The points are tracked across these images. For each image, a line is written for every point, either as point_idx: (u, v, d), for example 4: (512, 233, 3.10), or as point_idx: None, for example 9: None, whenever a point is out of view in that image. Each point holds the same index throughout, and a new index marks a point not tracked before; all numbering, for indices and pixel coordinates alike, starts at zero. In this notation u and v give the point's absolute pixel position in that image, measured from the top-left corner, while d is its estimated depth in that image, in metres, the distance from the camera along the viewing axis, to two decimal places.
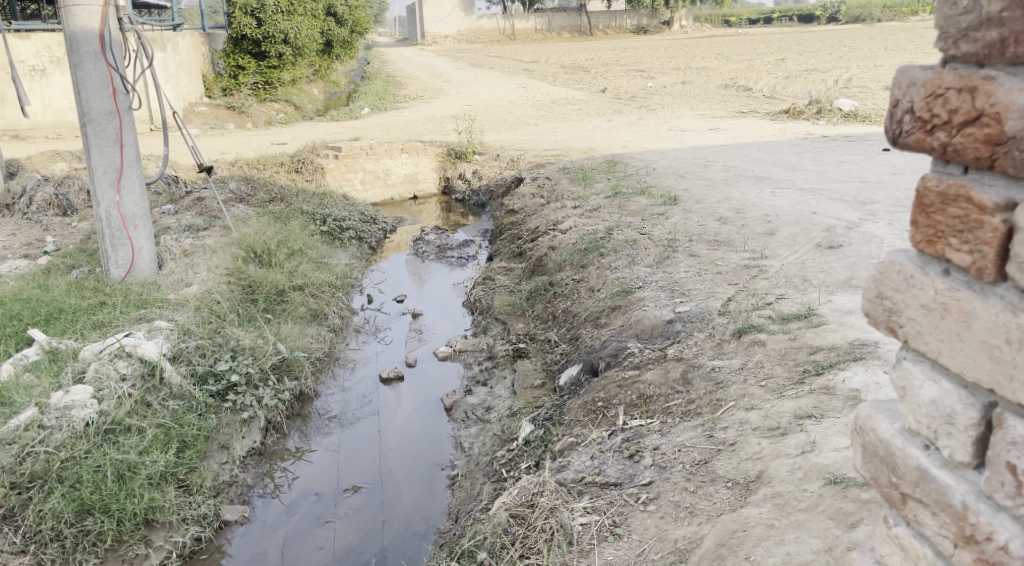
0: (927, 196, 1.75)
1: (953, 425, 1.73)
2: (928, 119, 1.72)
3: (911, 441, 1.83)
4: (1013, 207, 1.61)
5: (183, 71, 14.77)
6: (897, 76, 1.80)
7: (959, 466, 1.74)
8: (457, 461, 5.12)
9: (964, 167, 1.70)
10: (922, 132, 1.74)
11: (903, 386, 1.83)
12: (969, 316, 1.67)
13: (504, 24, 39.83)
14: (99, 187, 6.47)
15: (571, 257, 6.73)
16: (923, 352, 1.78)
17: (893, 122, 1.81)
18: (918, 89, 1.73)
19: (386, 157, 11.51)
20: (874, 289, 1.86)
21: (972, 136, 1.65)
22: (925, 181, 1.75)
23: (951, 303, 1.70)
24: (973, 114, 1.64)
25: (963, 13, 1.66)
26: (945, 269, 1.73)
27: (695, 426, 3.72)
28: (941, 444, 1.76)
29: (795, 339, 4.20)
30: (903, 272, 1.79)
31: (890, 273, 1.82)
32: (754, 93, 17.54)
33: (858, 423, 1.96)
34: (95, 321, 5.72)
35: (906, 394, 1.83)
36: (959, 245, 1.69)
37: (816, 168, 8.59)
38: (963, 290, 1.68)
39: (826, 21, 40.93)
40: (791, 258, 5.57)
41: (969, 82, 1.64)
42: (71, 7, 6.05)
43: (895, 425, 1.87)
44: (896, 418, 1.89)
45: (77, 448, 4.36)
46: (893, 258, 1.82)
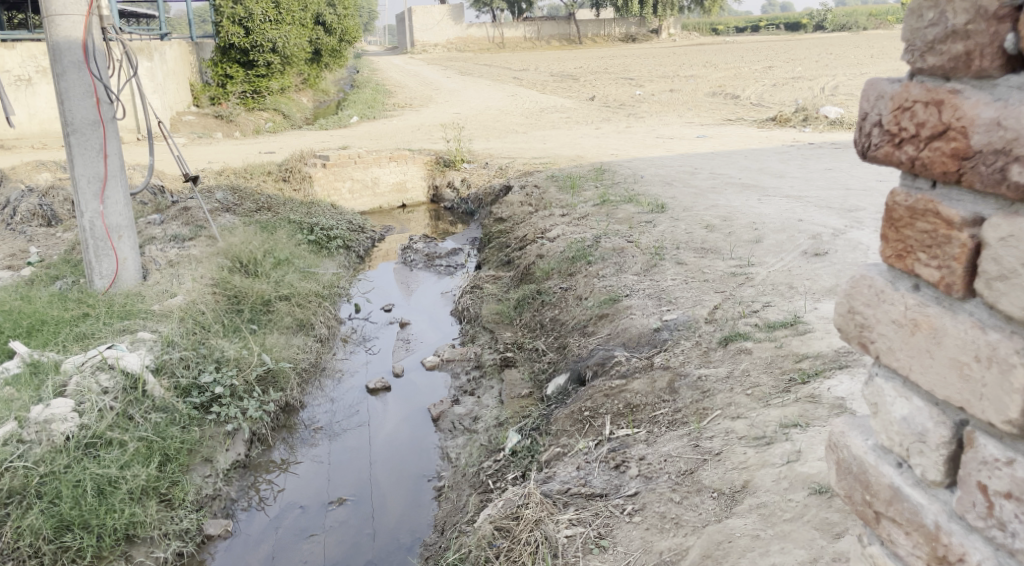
0: (896, 210, 1.74)
1: (925, 443, 1.72)
2: (896, 133, 1.72)
3: (884, 458, 1.83)
4: (981, 222, 1.59)
5: (170, 81, 14.74)
6: (866, 89, 1.81)
7: (932, 485, 1.73)
8: (443, 472, 5.09)
9: (932, 182, 1.70)
10: (891, 146, 1.74)
11: (874, 403, 1.83)
12: (938, 332, 1.66)
13: (493, 33, 39.98)
14: (82, 197, 6.43)
15: (558, 265, 6.72)
16: (894, 368, 1.77)
17: (863, 136, 1.82)
18: (886, 102, 1.74)
19: (375, 165, 11.45)
20: (846, 304, 1.87)
21: (939, 150, 1.64)
22: (895, 195, 1.75)
23: (921, 319, 1.69)
24: (940, 127, 1.63)
25: (929, 26, 1.67)
26: (918, 284, 1.73)
27: (681, 436, 3.71)
28: (913, 462, 1.75)
29: (781, 346, 4.20)
30: (874, 287, 1.79)
31: (861, 288, 1.82)
32: (742, 101, 17.62)
33: (831, 439, 1.96)
34: (78, 333, 5.69)
35: (878, 411, 1.83)
36: (928, 260, 1.68)
37: (803, 176, 8.61)
38: (933, 306, 1.67)
39: (812, 29, 41.20)
40: (778, 266, 5.57)
41: (935, 95, 1.64)
42: (54, 16, 6.03)
43: (868, 441, 1.87)
44: (869, 435, 1.89)
45: (57, 463, 4.34)
46: (865, 273, 1.82)
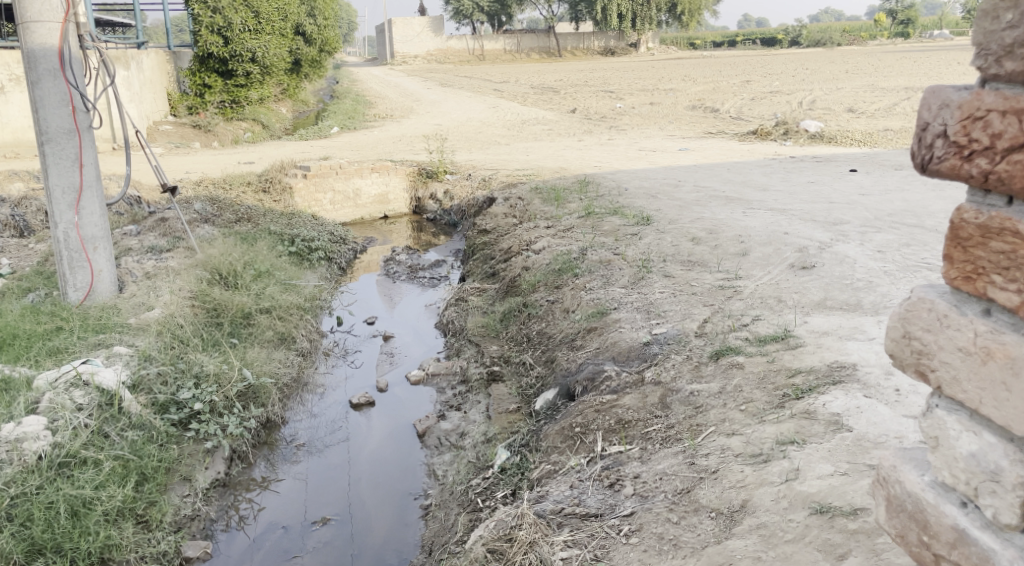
0: (964, 228, 1.78)
1: (998, 483, 1.75)
2: (965, 144, 1.74)
3: (945, 496, 1.85)
4: None
5: (146, 90, 14.58)
6: (926, 99, 1.83)
7: (1002, 528, 1.75)
8: (430, 490, 5.00)
9: (1004, 197, 1.73)
10: (958, 158, 1.76)
11: (936, 436, 1.86)
12: (1017, 361, 1.69)
13: (473, 45, 40.02)
14: (57, 208, 6.29)
15: (544, 277, 6.65)
16: (959, 400, 1.81)
17: (921, 148, 1.85)
18: (953, 111, 1.76)
19: (356, 176, 11.33)
20: (901, 329, 1.90)
21: (1018, 162, 1.66)
22: (962, 213, 1.78)
23: (994, 347, 1.73)
24: (1020, 138, 1.65)
25: (1007, 30, 1.69)
26: (986, 309, 1.77)
27: (676, 453, 3.65)
28: (982, 502, 1.78)
29: (773, 360, 4.18)
30: (936, 311, 1.83)
31: (919, 311, 1.86)
32: (721, 114, 17.69)
33: (882, 476, 1.99)
34: (50, 348, 5.55)
35: (939, 444, 1.86)
36: (1004, 281, 1.71)
37: (786, 189, 8.62)
38: (1009, 334, 1.71)
39: (788, 44, 41.58)
40: (766, 279, 5.54)
41: (1014, 105, 1.66)
42: (29, 23, 5.93)
43: (925, 478, 1.90)
44: (924, 471, 1.92)
45: (29, 484, 4.22)
46: (923, 295, 1.87)
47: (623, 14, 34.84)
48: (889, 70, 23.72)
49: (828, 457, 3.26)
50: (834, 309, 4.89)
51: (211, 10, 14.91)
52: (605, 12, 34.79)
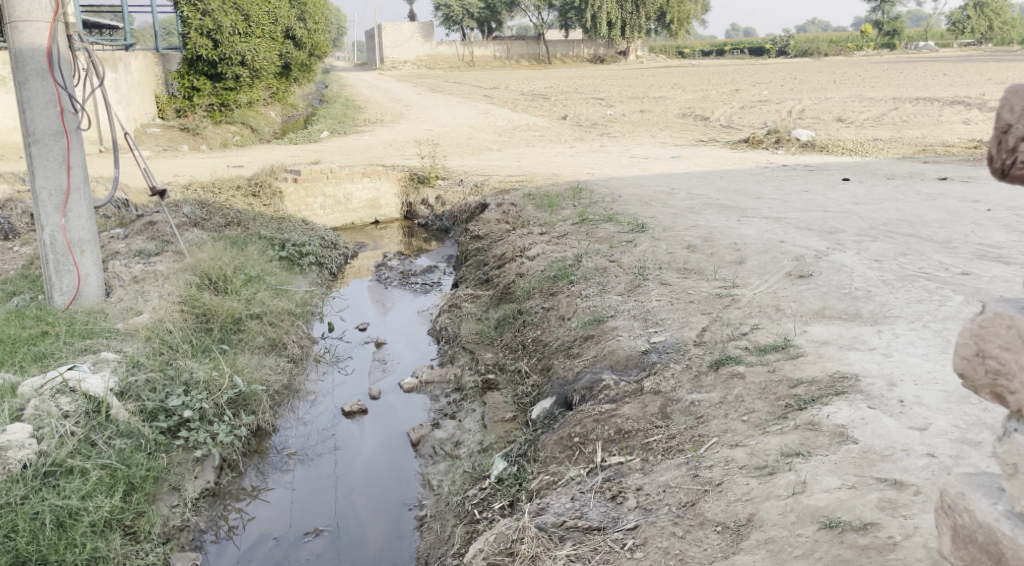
0: None
1: None
2: None
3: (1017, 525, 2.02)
4: None
5: (134, 92, 14.47)
6: (1007, 102, 2.02)
7: None
8: (425, 500, 4.93)
9: None
10: None
11: (1013, 464, 2.01)
12: None
13: (462, 50, 39.92)
14: (43, 210, 6.19)
15: (539, 284, 6.60)
16: None
17: (1002, 151, 2.02)
18: None
19: (347, 181, 11.24)
20: (975, 348, 2.09)
21: None
22: None
23: None
24: None
25: None
26: None
27: (679, 464, 3.78)
28: None
29: (774, 371, 4.28)
30: (1016, 328, 2.01)
31: (998, 327, 2.04)
32: (712, 122, 17.69)
33: (951, 505, 2.18)
34: (35, 353, 5.46)
35: (1015, 472, 2.01)
36: None
37: (780, 197, 8.62)
38: None
39: (775, 54, 41.70)
40: (763, 288, 5.50)
41: None
42: (17, 23, 5.86)
43: (997, 507, 2.07)
44: (995, 500, 2.10)
45: (13, 494, 4.17)
46: (1002, 312, 2.05)
47: (612, 21, 34.81)
48: (877, 81, 23.81)
49: (834, 470, 3.45)
50: (832, 318, 4.88)
51: (200, 13, 14.82)
52: (594, 19, 34.77)
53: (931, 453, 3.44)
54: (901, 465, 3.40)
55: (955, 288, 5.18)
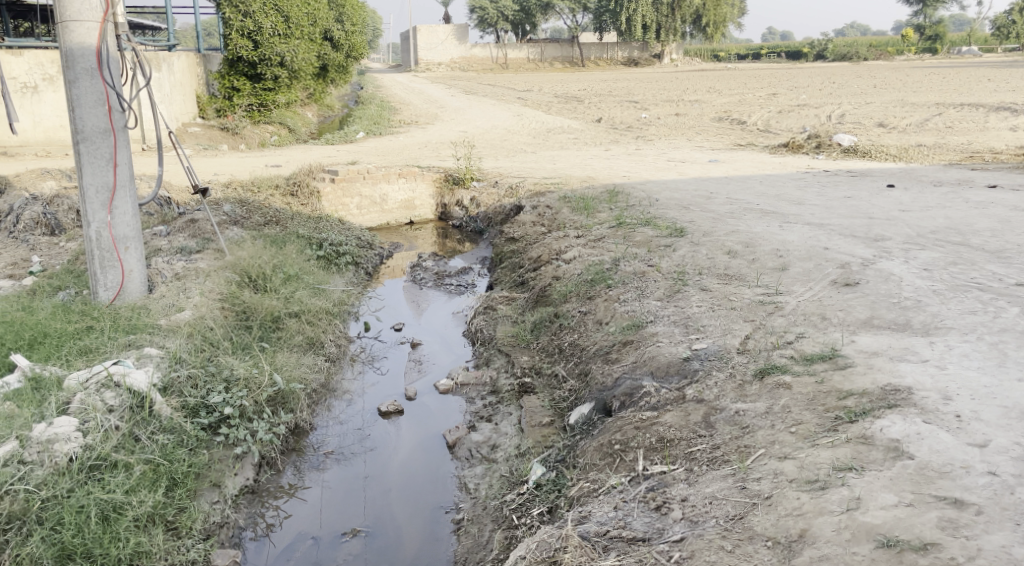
0: None
1: None
2: None
3: None
4: None
5: (177, 92, 14.69)
6: None
7: None
8: (462, 503, 4.90)
9: None
10: None
11: None
12: None
13: (497, 53, 40.01)
14: (90, 207, 6.26)
15: (576, 287, 6.53)
16: None
17: None
18: None
19: (383, 182, 11.30)
20: None
21: None
22: None
23: None
24: None
25: None
26: None
27: (725, 476, 3.71)
28: None
29: (822, 382, 4.20)
30: None
31: None
32: (748, 126, 17.51)
33: None
34: (81, 347, 5.56)
35: None
36: None
37: (823, 203, 8.46)
38: None
39: (814, 57, 41.11)
40: (808, 295, 5.40)
41: None
42: (68, 22, 5.93)
43: None
44: None
45: (60, 487, 4.32)
46: None
47: (648, 25, 34.67)
48: (920, 86, 23.30)
49: (890, 486, 3.40)
50: (881, 327, 4.77)
51: (242, 14, 15.02)
52: (629, 22, 34.64)
53: (993, 472, 3.41)
54: (961, 484, 3.37)
55: (1011, 299, 5.03)
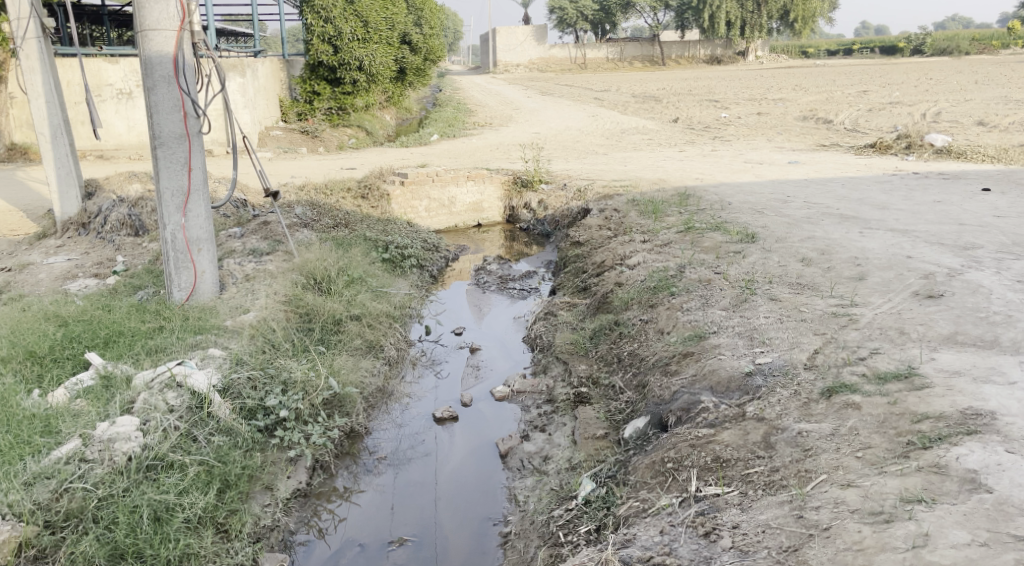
0: None
1: None
2: None
3: None
4: None
5: (260, 96, 15.00)
6: None
7: None
8: (511, 516, 4.80)
9: None
10: None
11: None
12: None
13: (576, 53, 39.75)
14: (165, 210, 6.37)
15: (638, 295, 6.33)
16: None
17: None
18: None
19: (452, 184, 11.25)
20: None
21: None
22: None
23: None
24: None
25: None
26: None
27: (781, 503, 3.54)
28: None
29: (895, 403, 3.93)
30: None
31: None
32: (834, 126, 16.87)
33: None
34: (150, 347, 5.65)
35: None
36: None
37: (909, 208, 8.02)
38: None
39: (909, 53, 39.47)
40: (885, 307, 5.09)
41: None
42: (147, 31, 6.03)
43: None
44: None
45: (116, 486, 4.37)
46: None
47: (732, 21, 33.88)
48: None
49: (963, 522, 3.22)
50: (965, 344, 4.44)
51: (323, 20, 15.23)
52: (713, 19, 33.91)
53: None
54: None
55: None
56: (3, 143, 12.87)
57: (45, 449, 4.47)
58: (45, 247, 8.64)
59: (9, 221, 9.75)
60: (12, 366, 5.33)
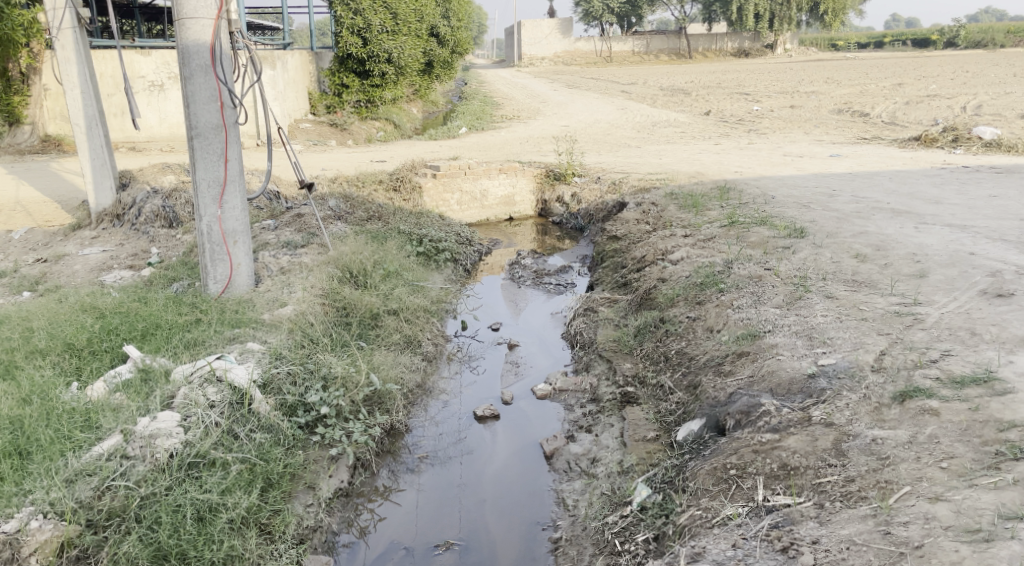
0: None
1: None
2: None
3: None
4: None
5: (290, 89, 14.97)
6: None
7: None
8: (560, 521, 4.66)
9: None
10: None
11: None
12: None
13: (602, 46, 39.36)
14: (202, 201, 6.29)
15: (684, 291, 6.14)
16: None
17: None
18: None
19: (484, 177, 11.09)
20: None
21: None
22: None
23: None
24: None
25: None
26: None
27: (864, 517, 3.53)
28: None
29: (977, 410, 3.89)
30: None
31: None
32: (873, 119, 16.50)
33: None
34: (188, 340, 5.57)
35: None
36: None
37: (964, 202, 7.77)
38: None
39: (944, 45, 38.77)
40: (952, 306, 4.93)
41: None
42: (185, 20, 5.93)
43: None
44: None
45: (158, 484, 4.29)
46: None
47: (761, 14, 33.36)
48: None
49: None
50: None
51: (352, 11, 15.11)
52: (741, 12, 33.43)
53: None
54: None
55: None
56: (37, 134, 12.92)
57: (85, 445, 4.40)
58: (80, 239, 8.63)
59: (44, 212, 9.75)
60: (51, 358, 5.27)
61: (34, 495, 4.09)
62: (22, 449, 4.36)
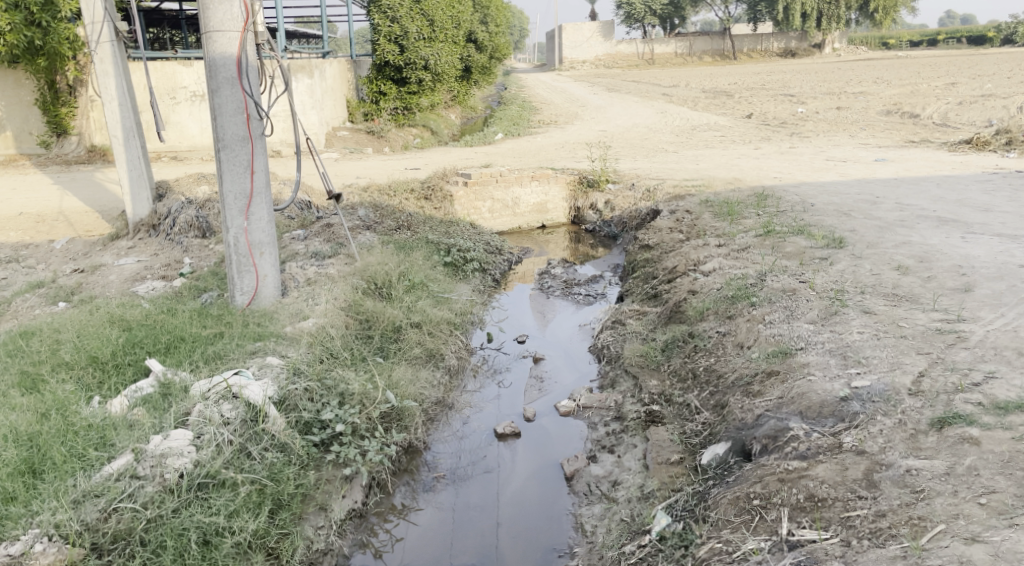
0: None
1: None
2: None
3: None
4: None
5: (328, 97, 14.97)
6: None
7: None
8: (578, 548, 4.48)
9: None
10: None
11: None
12: None
13: (644, 49, 39.05)
14: (228, 213, 6.22)
15: (714, 305, 5.90)
16: None
17: None
18: None
19: (516, 185, 10.90)
20: None
21: None
22: None
23: None
24: None
25: None
26: None
27: (893, 558, 3.30)
28: None
29: (1021, 440, 3.64)
30: None
31: None
32: (922, 121, 16.01)
33: None
34: (209, 354, 5.48)
35: None
36: None
37: (1015, 210, 7.41)
38: None
39: (1000, 43, 37.71)
40: (998, 324, 4.65)
41: None
42: (211, 32, 5.86)
43: None
44: None
45: (165, 506, 4.19)
46: None
47: (807, 13, 32.69)
48: None
49: None
50: None
51: (390, 19, 15.06)
52: (787, 11, 32.83)
53: None
54: None
55: None
56: (84, 145, 13.07)
57: (97, 464, 4.32)
58: (117, 248, 8.65)
59: (85, 221, 9.82)
60: (75, 372, 5.21)
61: (40, 517, 4.00)
62: (36, 467, 4.28)
